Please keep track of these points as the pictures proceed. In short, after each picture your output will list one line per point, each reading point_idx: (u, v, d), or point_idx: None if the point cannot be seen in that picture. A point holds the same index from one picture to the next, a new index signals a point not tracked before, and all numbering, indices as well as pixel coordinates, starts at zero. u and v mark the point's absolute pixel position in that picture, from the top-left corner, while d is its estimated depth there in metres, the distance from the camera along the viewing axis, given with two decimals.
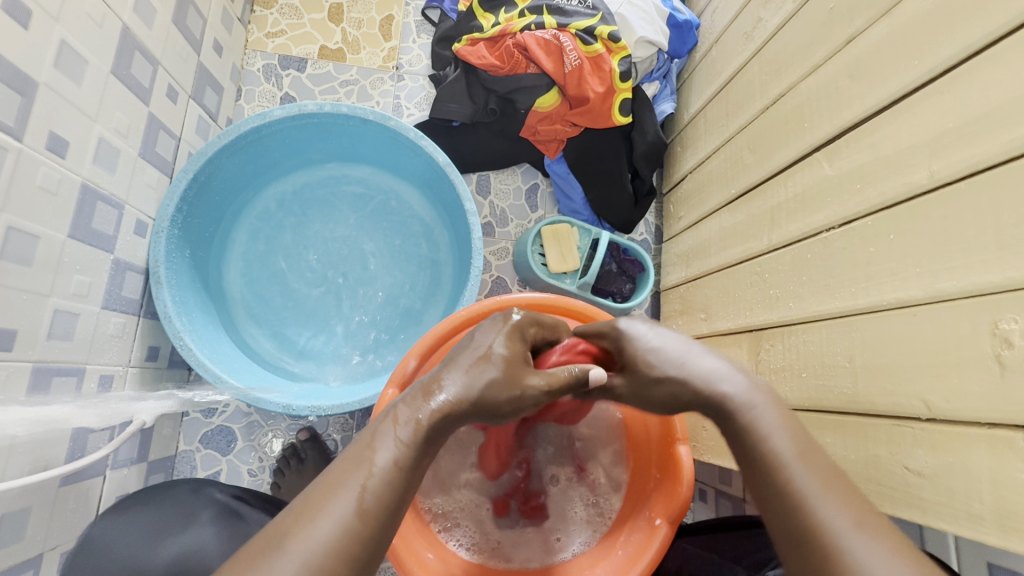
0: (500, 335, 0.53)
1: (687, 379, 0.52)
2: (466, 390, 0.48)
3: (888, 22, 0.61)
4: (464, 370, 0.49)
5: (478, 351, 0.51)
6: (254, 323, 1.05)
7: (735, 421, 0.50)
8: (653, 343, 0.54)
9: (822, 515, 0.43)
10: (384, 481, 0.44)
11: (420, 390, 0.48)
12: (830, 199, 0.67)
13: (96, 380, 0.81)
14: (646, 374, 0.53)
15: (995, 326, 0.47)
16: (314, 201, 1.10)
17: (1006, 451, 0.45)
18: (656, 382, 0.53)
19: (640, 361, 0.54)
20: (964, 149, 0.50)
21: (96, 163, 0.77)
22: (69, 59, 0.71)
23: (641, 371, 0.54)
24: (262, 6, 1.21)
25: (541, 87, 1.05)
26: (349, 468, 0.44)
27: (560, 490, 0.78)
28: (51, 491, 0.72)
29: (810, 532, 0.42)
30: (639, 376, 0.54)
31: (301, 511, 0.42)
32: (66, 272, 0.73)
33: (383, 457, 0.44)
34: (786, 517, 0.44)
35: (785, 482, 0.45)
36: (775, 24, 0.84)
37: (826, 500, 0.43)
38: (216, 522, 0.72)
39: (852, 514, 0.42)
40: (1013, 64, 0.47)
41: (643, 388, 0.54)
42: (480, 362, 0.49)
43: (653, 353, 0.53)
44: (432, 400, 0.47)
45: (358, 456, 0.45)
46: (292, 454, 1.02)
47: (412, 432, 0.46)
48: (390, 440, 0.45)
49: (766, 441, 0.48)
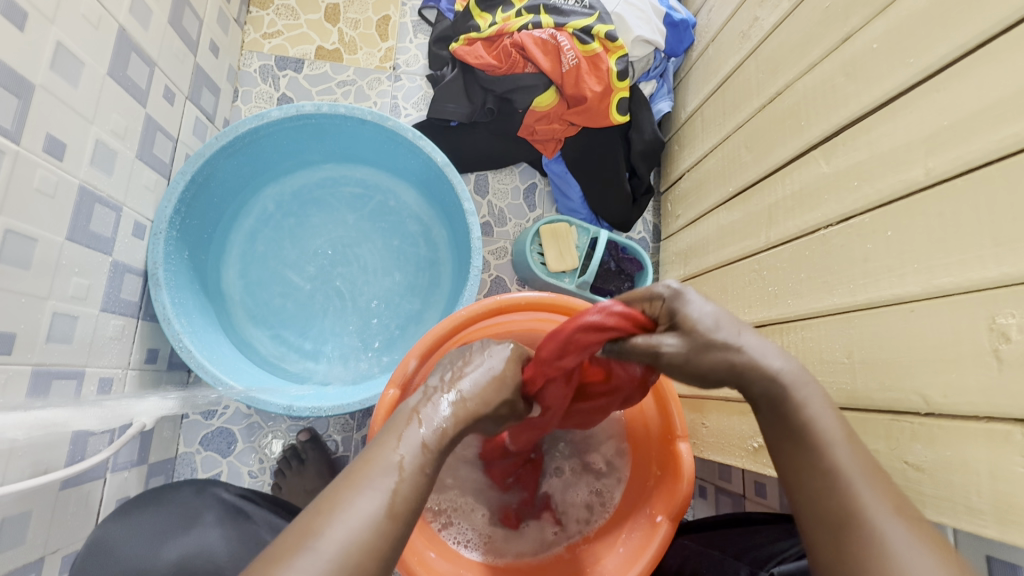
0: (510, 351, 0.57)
1: (743, 350, 0.49)
2: (482, 401, 0.51)
3: (883, 21, 0.62)
4: (479, 378, 0.52)
5: (493, 364, 0.54)
6: (253, 324, 1.05)
7: (786, 401, 0.49)
8: (713, 310, 0.49)
9: (863, 498, 0.45)
10: (414, 486, 0.44)
11: (439, 395, 0.50)
12: (828, 196, 0.68)
13: (95, 383, 0.80)
14: (706, 338, 0.48)
15: (992, 321, 0.47)
16: (312, 202, 1.10)
17: (1004, 445, 0.46)
18: (710, 349, 0.48)
19: (700, 325, 0.48)
20: (960, 146, 0.51)
21: (93, 165, 0.77)
22: (65, 61, 0.70)
23: (699, 335, 0.48)
24: (258, 7, 1.21)
25: (537, 87, 1.05)
26: (375, 470, 0.44)
27: (559, 488, 0.79)
28: (52, 495, 0.72)
29: (846, 515, 0.44)
30: (696, 341, 0.48)
31: (322, 509, 0.42)
32: (65, 275, 0.73)
33: (411, 461, 0.45)
34: (824, 496, 0.46)
35: (829, 466, 0.46)
36: (771, 22, 0.84)
37: (867, 484, 0.45)
38: (219, 525, 0.72)
39: (892, 499, 0.45)
40: (1007, 61, 0.48)
41: (697, 354, 0.48)
42: (495, 377, 0.53)
43: (714, 320, 0.49)
44: (446, 404, 0.49)
45: (385, 459, 0.45)
46: (292, 455, 1.02)
47: (438, 438, 0.47)
48: (416, 443, 0.46)
49: (813, 421, 0.48)
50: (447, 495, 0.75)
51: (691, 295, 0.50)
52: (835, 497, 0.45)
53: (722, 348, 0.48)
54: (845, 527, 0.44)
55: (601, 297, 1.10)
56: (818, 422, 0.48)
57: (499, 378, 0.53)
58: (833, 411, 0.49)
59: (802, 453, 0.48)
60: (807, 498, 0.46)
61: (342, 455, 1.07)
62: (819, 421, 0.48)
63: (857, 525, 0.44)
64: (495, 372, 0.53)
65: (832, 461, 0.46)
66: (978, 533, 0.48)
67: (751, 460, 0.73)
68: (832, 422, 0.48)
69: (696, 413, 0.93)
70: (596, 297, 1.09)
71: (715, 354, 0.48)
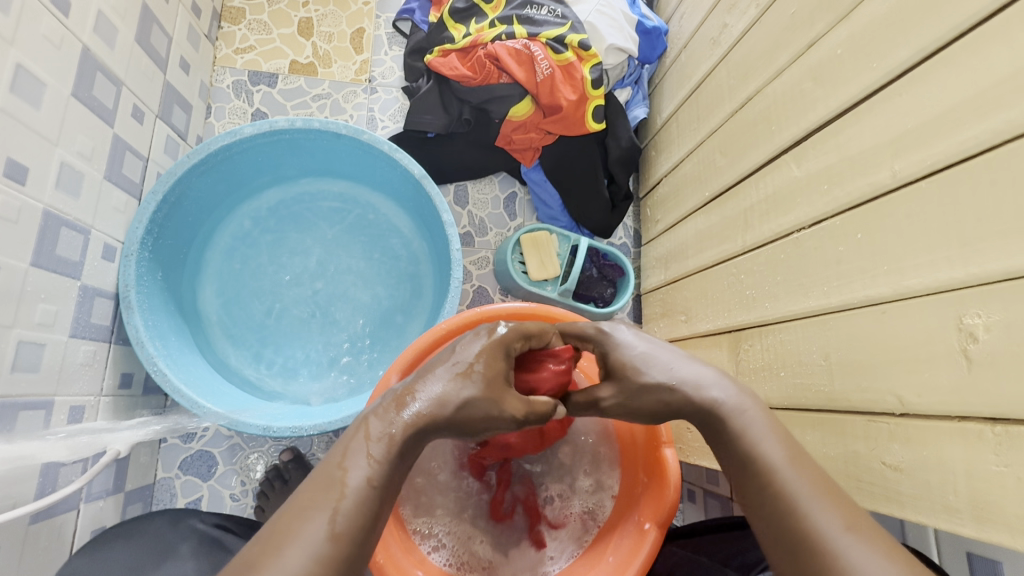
0: (480, 346, 0.53)
1: (676, 386, 0.52)
2: (439, 405, 0.49)
3: (847, 26, 0.63)
4: (441, 381, 0.49)
5: (457, 364, 0.51)
6: (232, 344, 1.03)
7: (726, 428, 0.50)
8: (641, 348, 0.54)
9: (814, 519, 0.44)
10: (356, 502, 0.44)
11: (398, 400, 0.49)
12: (800, 200, 0.68)
13: (66, 412, 0.78)
14: (635, 380, 0.53)
15: (960, 321, 0.48)
16: (289, 217, 1.09)
17: (976, 442, 0.46)
18: (645, 390, 0.52)
19: (629, 369, 0.54)
20: (924, 149, 0.52)
21: (59, 188, 0.75)
22: (26, 83, 0.69)
23: (630, 379, 0.53)
24: (230, 22, 1.20)
25: (513, 96, 1.05)
26: (320, 489, 0.44)
27: (559, 504, 0.77)
28: (21, 529, 0.70)
29: (800, 536, 0.44)
30: (630, 386, 0.53)
31: (266, 543, 0.41)
32: (31, 302, 0.71)
33: (356, 476, 0.45)
34: (776, 519, 0.46)
35: (779, 490, 0.46)
36: (739, 29, 0.85)
37: (818, 503, 0.45)
38: (193, 556, 0.70)
39: (842, 514, 0.44)
40: (963, 65, 0.49)
41: (632, 395, 0.53)
42: (459, 377, 0.50)
43: (642, 360, 0.53)
44: (404, 411, 0.48)
45: (329, 476, 0.45)
46: (276, 475, 0.99)
47: (385, 448, 0.46)
48: (363, 458, 0.46)
49: (757, 445, 0.49)
50: (434, 516, 0.73)
51: (621, 337, 0.56)
52: (791, 521, 0.45)
53: (652, 390, 0.52)
54: (801, 548, 0.43)
55: (584, 304, 1.09)
56: (761, 448, 0.49)
57: (465, 375, 0.50)
58: (776, 436, 0.50)
59: (748, 477, 0.48)
60: (765, 526, 0.46)
61: None
62: (760, 446, 0.49)
63: (812, 546, 0.43)
64: (461, 368, 0.50)
65: (779, 484, 0.47)
66: (954, 531, 0.48)
67: None
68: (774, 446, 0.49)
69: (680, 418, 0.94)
70: (579, 305, 1.08)
71: (650, 396, 0.52)
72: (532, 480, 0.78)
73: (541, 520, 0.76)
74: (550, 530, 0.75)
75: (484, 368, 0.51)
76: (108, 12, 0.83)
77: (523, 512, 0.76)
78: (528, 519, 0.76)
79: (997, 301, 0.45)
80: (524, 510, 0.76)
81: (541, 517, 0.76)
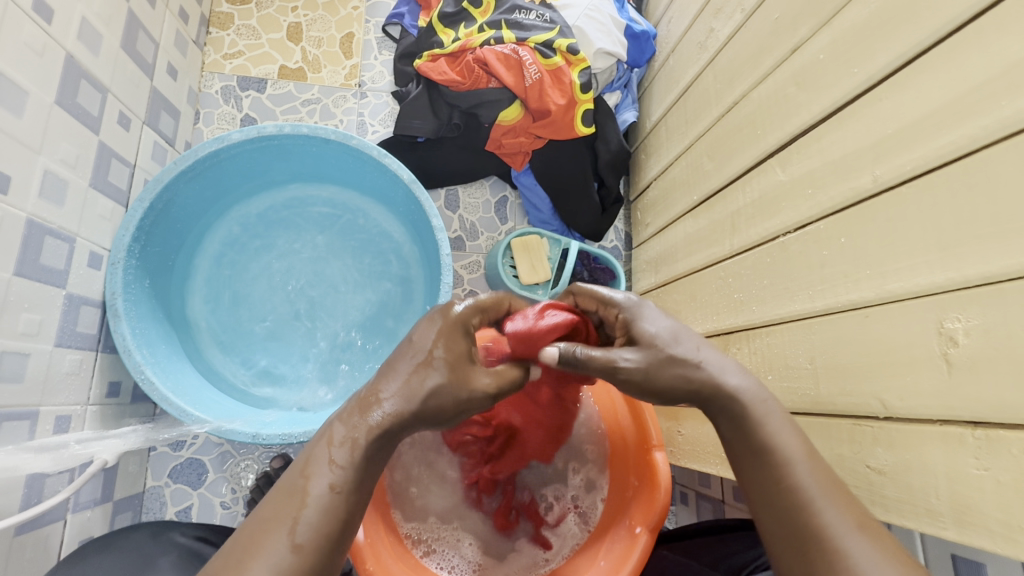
0: (434, 331, 0.51)
1: (702, 366, 0.51)
2: (408, 401, 0.48)
3: (829, 32, 0.63)
4: (402, 375, 0.48)
5: (416, 356, 0.49)
6: (221, 351, 1.02)
7: (747, 419, 0.50)
8: (669, 324, 0.53)
9: (827, 515, 0.46)
10: (320, 510, 0.44)
11: (359, 408, 0.48)
12: (785, 204, 0.69)
13: (52, 422, 0.77)
14: (664, 352, 0.51)
15: (941, 325, 0.48)
16: (278, 223, 1.08)
17: (956, 446, 0.47)
18: (669, 363, 0.51)
19: (658, 341, 0.52)
20: (903, 155, 0.52)
21: (43, 198, 0.75)
22: (7, 91, 0.68)
23: (657, 350, 0.51)
24: (218, 28, 1.19)
25: (502, 101, 1.05)
26: (284, 499, 0.45)
27: (555, 499, 0.77)
28: (6, 541, 0.69)
29: (810, 532, 0.45)
30: (656, 357, 0.51)
31: (228, 556, 0.42)
32: (13, 311, 0.70)
33: (319, 483, 0.45)
34: (786, 514, 0.47)
35: (795, 485, 0.47)
36: (725, 34, 0.86)
37: (828, 501, 0.46)
38: (180, 567, 0.69)
39: (857, 513, 0.46)
40: (941, 71, 0.49)
41: (655, 369, 0.51)
42: (421, 367, 0.49)
43: (671, 333, 0.52)
44: (369, 415, 0.47)
45: (292, 485, 0.45)
46: (266, 482, 0.99)
47: (348, 453, 0.46)
48: (325, 464, 0.46)
49: (773, 437, 0.50)
50: (423, 520, 0.73)
51: (649, 311, 0.55)
52: (799, 517, 0.46)
53: (680, 363, 0.51)
54: (810, 544, 0.45)
55: None
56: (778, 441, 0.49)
57: (426, 364, 0.49)
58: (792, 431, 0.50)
59: (763, 469, 0.49)
60: (774, 519, 0.47)
61: None
62: (778, 440, 0.49)
63: (822, 543, 0.45)
64: (421, 359, 0.49)
65: (794, 479, 0.47)
66: (937, 535, 0.48)
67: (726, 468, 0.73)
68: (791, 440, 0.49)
69: (672, 420, 0.94)
70: None
71: (673, 370, 0.51)
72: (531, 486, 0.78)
73: (540, 520, 0.75)
74: (551, 528, 0.75)
75: (444, 354, 0.49)
76: (92, 18, 0.82)
77: (525, 513, 0.76)
78: (530, 518, 0.75)
79: (976, 306, 0.45)
80: (527, 511, 0.76)
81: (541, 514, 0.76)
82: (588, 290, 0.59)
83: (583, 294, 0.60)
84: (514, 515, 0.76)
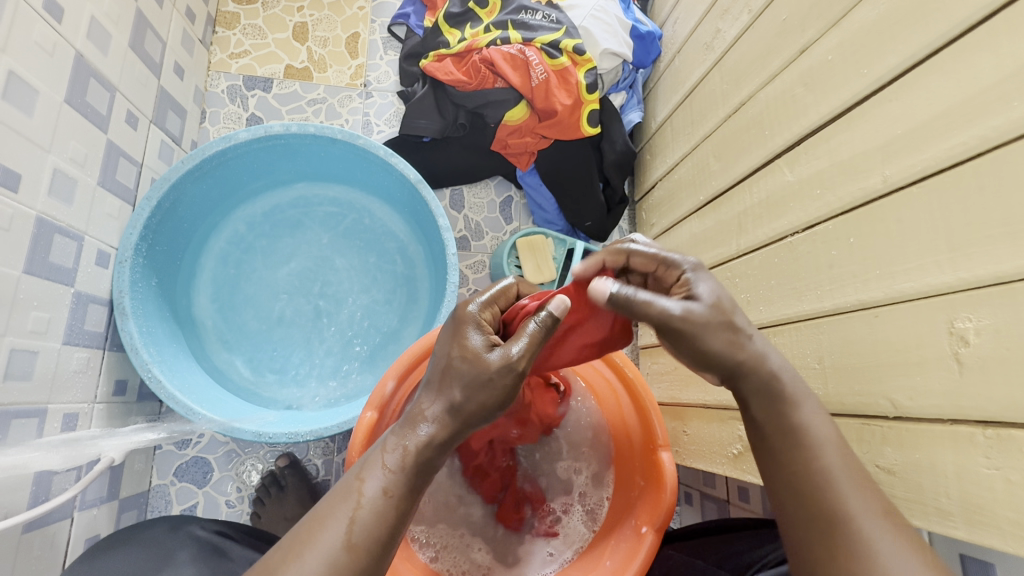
0: (452, 337, 0.51)
1: (752, 338, 0.52)
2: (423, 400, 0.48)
3: (837, 33, 0.63)
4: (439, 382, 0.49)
5: (439, 361, 0.50)
6: (226, 350, 1.02)
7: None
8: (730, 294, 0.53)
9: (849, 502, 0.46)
10: (373, 511, 0.44)
11: (410, 425, 0.48)
12: (792, 204, 0.69)
13: (59, 420, 0.78)
14: (724, 320, 0.51)
15: (951, 325, 0.48)
16: (285, 222, 1.09)
17: (967, 446, 0.47)
18: (721, 330, 0.51)
19: (717, 308, 0.51)
20: (913, 155, 0.52)
21: (52, 195, 0.75)
22: (18, 90, 0.68)
23: (713, 314, 0.50)
24: (224, 27, 1.20)
25: (508, 101, 1.06)
26: (337, 500, 0.45)
27: (560, 496, 0.77)
28: (15, 540, 0.69)
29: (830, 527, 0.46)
30: (711, 321, 0.50)
31: (287, 550, 0.43)
32: (23, 309, 0.71)
33: (372, 486, 0.45)
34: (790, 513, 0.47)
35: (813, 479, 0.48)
36: (732, 35, 0.86)
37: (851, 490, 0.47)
38: (194, 563, 0.69)
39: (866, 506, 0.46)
40: (951, 72, 0.50)
41: (710, 331, 0.50)
42: (444, 371, 0.49)
43: (729, 301, 0.52)
44: (419, 429, 0.47)
45: (347, 487, 0.46)
46: (271, 481, 1.00)
47: (400, 458, 0.46)
48: (377, 468, 0.46)
49: (785, 435, 0.50)
50: (430, 524, 0.72)
51: (706, 276, 0.53)
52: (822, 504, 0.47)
53: (731, 331, 0.51)
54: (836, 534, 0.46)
55: None
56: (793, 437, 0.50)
57: (448, 366, 0.49)
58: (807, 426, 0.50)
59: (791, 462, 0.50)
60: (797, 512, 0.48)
61: (324, 479, 1.05)
62: (790, 436, 0.50)
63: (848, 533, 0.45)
64: (444, 363, 0.50)
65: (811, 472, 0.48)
66: (948, 534, 0.48)
67: (733, 466, 0.74)
68: (802, 437, 0.50)
69: (677, 421, 0.94)
70: None
71: (724, 336, 0.51)
72: (536, 483, 0.79)
73: (545, 521, 0.75)
74: (557, 525, 0.75)
75: (462, 353, 0.49)
76: (100, 18, 0.83)
77: (532, 508, 0.77)
78: (535, 515, 0.76)
79: (988, 306, 0.46)
80: (533, 507, 0.77)
81: (547, 511, 0.76)
82: (642, 249, 0.56)
83: (637, 254, 0.56)
84: (521, 510, 0.76)
